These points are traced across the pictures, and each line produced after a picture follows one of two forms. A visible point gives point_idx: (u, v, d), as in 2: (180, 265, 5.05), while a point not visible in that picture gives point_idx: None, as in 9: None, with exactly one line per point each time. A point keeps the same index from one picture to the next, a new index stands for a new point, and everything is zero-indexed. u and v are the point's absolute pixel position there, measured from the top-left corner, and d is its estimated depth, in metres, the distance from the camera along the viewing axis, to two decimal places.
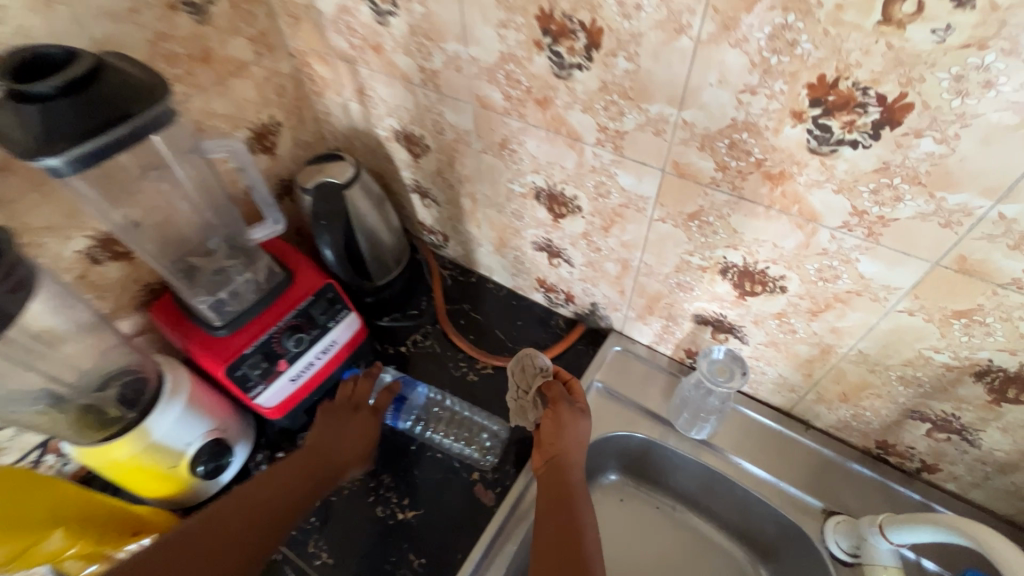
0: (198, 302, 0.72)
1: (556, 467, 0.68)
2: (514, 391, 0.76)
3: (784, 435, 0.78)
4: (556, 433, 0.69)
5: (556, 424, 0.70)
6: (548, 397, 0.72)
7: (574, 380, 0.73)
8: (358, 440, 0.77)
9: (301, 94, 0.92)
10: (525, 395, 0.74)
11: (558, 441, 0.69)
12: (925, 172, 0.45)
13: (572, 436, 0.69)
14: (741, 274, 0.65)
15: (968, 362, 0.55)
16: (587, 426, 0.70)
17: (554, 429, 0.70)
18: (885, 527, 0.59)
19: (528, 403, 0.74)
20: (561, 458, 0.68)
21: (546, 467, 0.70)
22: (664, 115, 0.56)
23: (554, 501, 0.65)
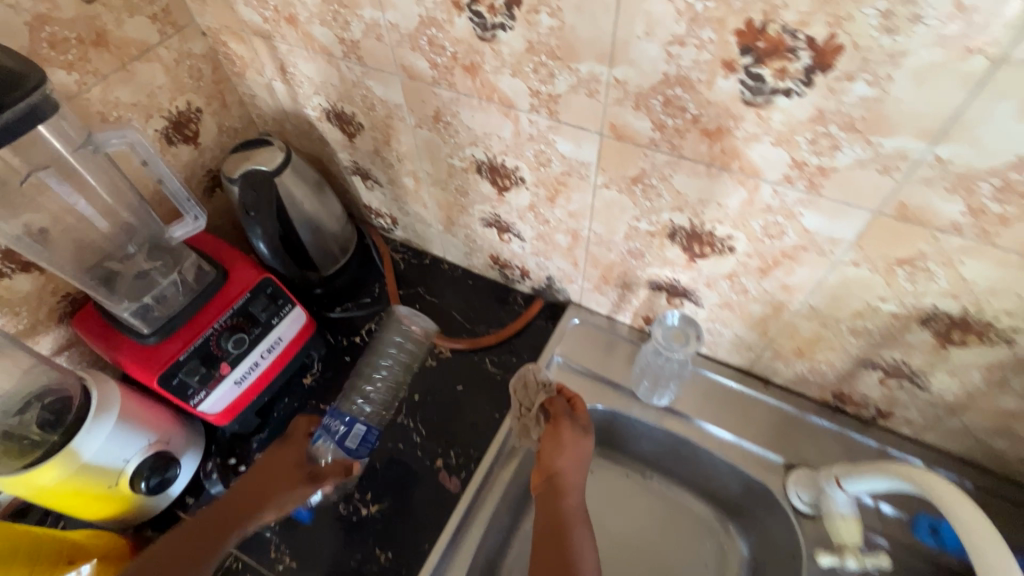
0: (122, 310, 0.67)
1: (553, 491, 0.65)
2: (517, 409, 0.74)
3: (744, 393, 0.79)
4: (554, 455, 0.66)
5: (555, 442, 0.67)
6: (551, 413, 0.70)
7: (576, 396, 0.71)
8: (291, 471, 0.70)
9: (220, 77, 0.85)
10: (528, 413, 0.72)
11: (557, 458, 0.66)
12: (860, 118, 0.43)
13: (574, 458, 0.66)
14: (689, 236, 0.63)
15: (914, 309, 0.55)
16: (588, 447, 0.67)
17: (553, 452, 0.66)
18: (841, 478, 0.59)
19: (530, 420, 0.71)
20: (560, 484, 0.65)
21: (543, 490, 0.66)
22: (595, 75, 0.52)
23: (548, 531, 0.62)
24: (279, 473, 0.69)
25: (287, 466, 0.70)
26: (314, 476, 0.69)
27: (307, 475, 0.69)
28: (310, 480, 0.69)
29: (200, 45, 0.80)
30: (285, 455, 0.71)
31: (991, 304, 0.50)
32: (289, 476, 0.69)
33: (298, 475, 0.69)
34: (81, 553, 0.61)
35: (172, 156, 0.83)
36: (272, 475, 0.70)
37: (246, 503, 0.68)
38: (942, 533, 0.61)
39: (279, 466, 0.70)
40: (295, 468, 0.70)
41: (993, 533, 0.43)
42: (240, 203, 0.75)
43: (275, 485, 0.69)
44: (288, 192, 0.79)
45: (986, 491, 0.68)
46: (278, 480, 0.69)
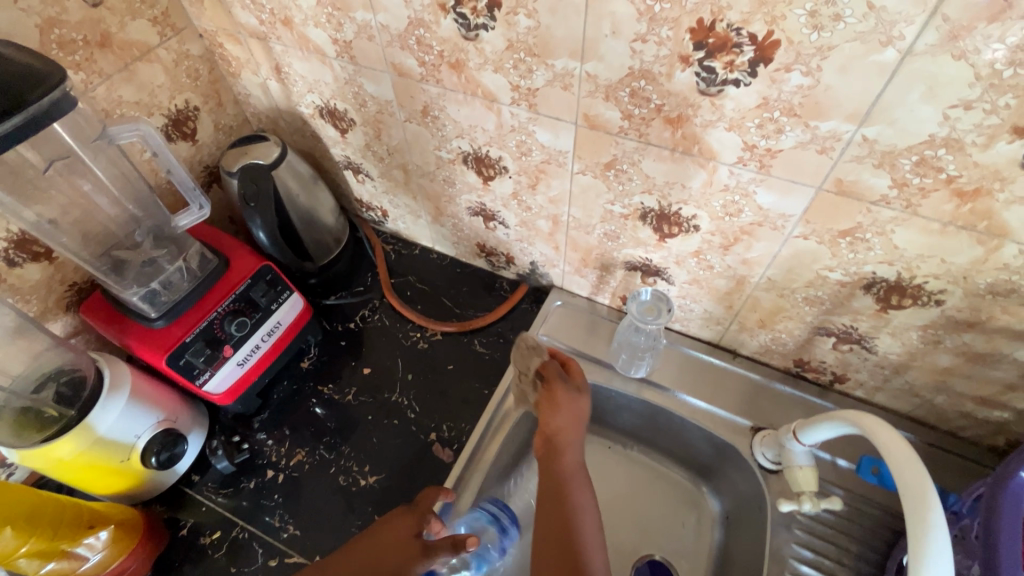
0: (130, 295, 0.71)
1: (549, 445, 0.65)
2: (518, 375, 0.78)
3: (715, 365, 0.85)
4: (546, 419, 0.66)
5: (550, 402, 0.67)
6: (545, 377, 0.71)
7: (570, 361, 0.72)
8: (408, 544, 0.59)
9: (216, 77, 0.89)
10: (526, 376, 0.76)
11: (553, 418, 0.66)
12: (798, 104, 0.50)
13: (570, 414, 0.66)
14: (658, 217, 0.69)
15: (857, 277, 0.62)
16: (582, 403, 0.67)
17: (549, 414, 0.67)
18: (798, 431, 0.66)
19: (528, 384, 0.75)
20: (555, 438, 0.65)
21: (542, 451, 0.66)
22: (569, 70, 0.58)
23: (548, 485, 0.62)
24: (397, 548, 0.60)
25: (401, 540, 0.60)
26: (427, 548, 0.58)
27: (423, 544, 0.59)
28: (423, 552, 0.58)
29: (197, 46, 0.84)
30: (399, 526, 0.62)
31: (920, 269, 0.57)
32: (404, 549, 0.59)
33: (415, 547, 0.59)
34: (101, 519, 0.65)
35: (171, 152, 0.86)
36: (388, 556, 0.59)
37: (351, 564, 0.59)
38: (882, 472, 0.69)
39: (394, 536, 0.61)
40: (408, 542, 0.60)
41: (913, 456, 0.49)
42: (239, 194, 0.79)
43: (388, 562, 0.58)
44: (284, 185, 0.84)
45: (930, 444, 0.75)
46: (389, 556, 0.59)
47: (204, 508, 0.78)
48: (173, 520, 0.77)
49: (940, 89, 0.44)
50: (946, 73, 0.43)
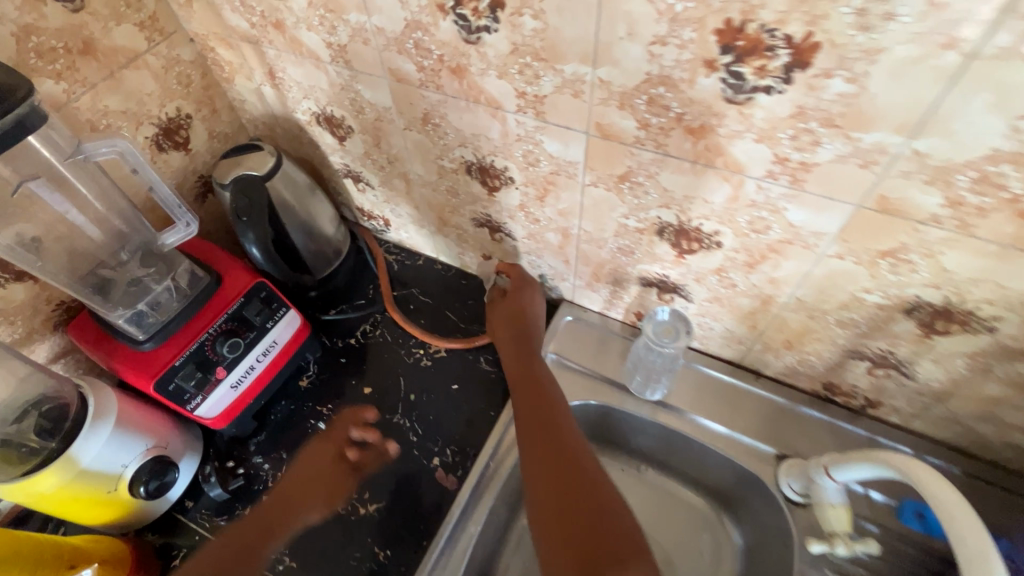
0: (116, 317, 0.68)
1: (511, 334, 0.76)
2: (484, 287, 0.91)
3: (736, 386, 0.80)
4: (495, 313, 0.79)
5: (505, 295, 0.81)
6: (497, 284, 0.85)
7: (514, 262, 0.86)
8: (335, 467, 0.75)
9: (209, 83, 0.85)
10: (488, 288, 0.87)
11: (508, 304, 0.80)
12: (840, 114, 0.44)
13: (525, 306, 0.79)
14: (677, 233, 0.64)
15: (898, 300, 0.56)
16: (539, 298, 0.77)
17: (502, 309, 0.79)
18: (830, 467, 0.60)
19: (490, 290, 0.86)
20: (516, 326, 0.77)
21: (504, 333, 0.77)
22: (579, 75, 0.53)
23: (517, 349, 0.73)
24: (327, 472, 0.74)
25: (328, 460, 0.75)
26: (357, 466, 0.76)
27: (351, 464, 0.76)
28: (354, 469, 0.76)
29: (188, 51, 0.80)
30: (323, 451, 0.76)
31: (972, 294, 0.51)
32: (333, 470, 0.75)
33: (344, 469, 0.75)
34: (82, 559, 0.62)
35: (163, 162, 0.83)
36: (323, 479, 0.74)
37: (286, 498, 0.72)
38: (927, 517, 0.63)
39: (321, 465, 0.75)
40: (336, 465, 0.75)
41: (970, 511, 0.45)
42: (231, 208, 0.75)
43: (322, 486, 0.73)
44: (280, 197, 0.80)
45: (973, 477, 0.69)
46: (321, 478, 0.74)
47: (198, 536, 0.74)
48: (165, 549, 0.74)
49: (1010, 98, 0.38)
50: (1018, 81, 0.37)
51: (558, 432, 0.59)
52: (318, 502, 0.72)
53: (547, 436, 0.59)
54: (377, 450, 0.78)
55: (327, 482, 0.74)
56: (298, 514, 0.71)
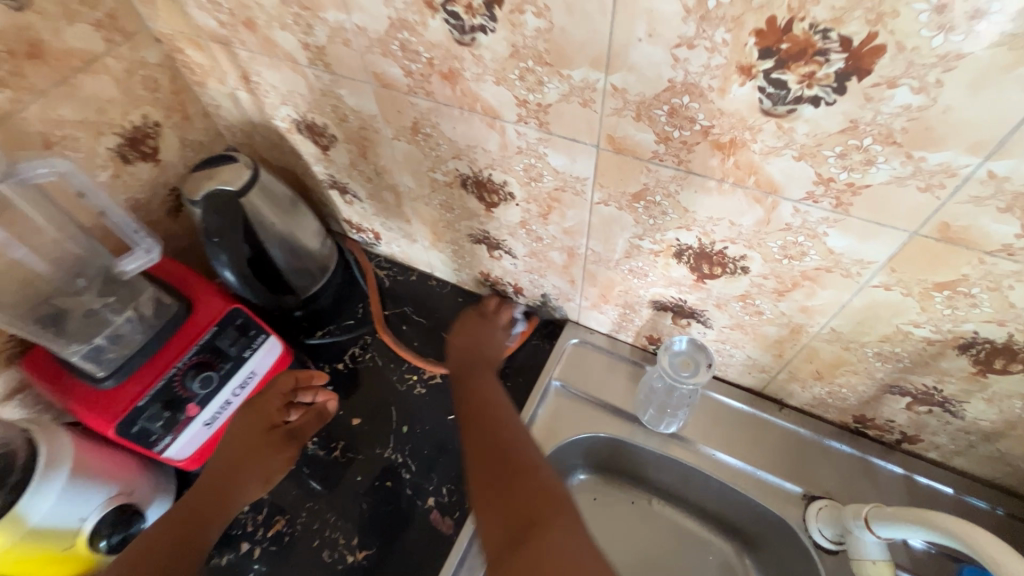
0: (70, 354, 0.60)
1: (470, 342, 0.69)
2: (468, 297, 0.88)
3: (757, 417, 0.73)
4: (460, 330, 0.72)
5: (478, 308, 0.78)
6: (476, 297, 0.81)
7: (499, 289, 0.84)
8: (272, 437, 0.67)
9: (179, 87, 0.78)
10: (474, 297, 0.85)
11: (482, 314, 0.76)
12: (901, 129, 0.37)
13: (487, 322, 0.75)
14: (697, 256, 0.57)
15: (951, 335, 0.49)
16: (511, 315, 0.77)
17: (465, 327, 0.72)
18: (871, 521, 0.54)
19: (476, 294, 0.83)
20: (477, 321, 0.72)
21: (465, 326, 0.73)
22: (590, 82, 0.46)
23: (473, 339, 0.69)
24: (264, 443, 0.66)
25: (261, 432, 0.66)
26: (294, 433, 0.69)
27: (288, 432, 0.68)
28: (291, 437, 0.69)
29: (154, 53, 0.73)
30: (256, 414, 0.67)
31: None
32: (269, 442, 0.66)
33: (280, 439, 0.67)
34: None
35: (130, 174, 0.76)
36: (259, 452, 0.65)
37: (223, 474, 0.62)
38: None
39: (255, 436, 0.65)
40: (270, 434, 0.67)
41: None
42: (202, 228, 0.68)
43: (257, 460, 0.65)
44: (257, 212, 0.73)
45: (1022, 520, 0.62)
46: (256, 450, 0.65)
47: None
48: None
49: None
50: None
51: (491, 403, 0.55)
52: (257, 476, 0.65)
53: (478, 409, 0.53)
54: (314, 411, 0.72)
55: (264, 451, 0.65)
56: (238, 492, 0.62)
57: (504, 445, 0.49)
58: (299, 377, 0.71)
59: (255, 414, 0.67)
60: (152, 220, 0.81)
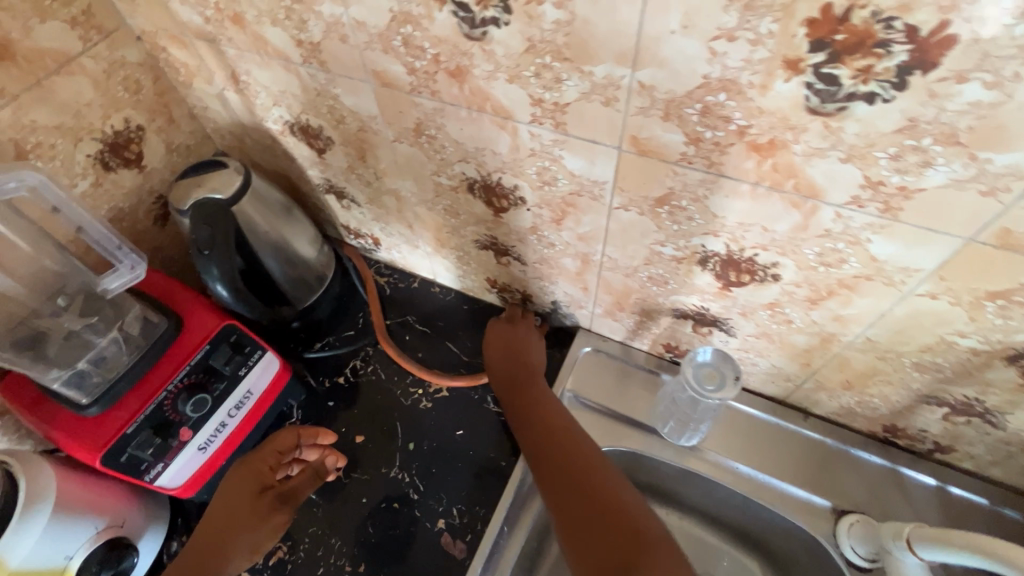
0: (50, 381, 0.56)
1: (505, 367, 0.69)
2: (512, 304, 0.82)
3: (780, 426, 0.70)
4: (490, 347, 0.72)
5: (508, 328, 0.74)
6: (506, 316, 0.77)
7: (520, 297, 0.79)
8: (260, 503, 0.62)
9: (163, 88, 0.73)
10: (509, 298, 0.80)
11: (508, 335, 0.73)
12: (966, 129, 0.34)
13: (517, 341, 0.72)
14: (724, 263, 0.53)
15: (1000, 346, 0.46)
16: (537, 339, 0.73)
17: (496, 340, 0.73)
18: (914, 542, 0.51)
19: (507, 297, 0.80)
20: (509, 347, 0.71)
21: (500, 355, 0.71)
22: (614, 79, 0.42)
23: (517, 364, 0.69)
24: (251, 510, 0.61)
25: (249, 497, 0.62)
26: (286, 496, 0.64)
27: (278, 495, 0.63)
28: (281, 501, 0.64)
29: (135, 52, 0.68)
30: (248, 477, 0.63)
31: None
32: (258, 507, 0.62)
33: (270, 505, 0.62)
34: None
35: (113, 182, 0.71)
36: (246, 519, 0.60)
37: (210, 544, 0.59)
38: None
39: (242, 502, 0.61)
40: (259, 498, 0.62)
41: None
42: (191, 239, 0.63)
43: (241, 531, 0.60)
44: (249, 222, 0.68)
45: None
46: (240, 519, 0.60)
47: None
48: None
49: None
50: None
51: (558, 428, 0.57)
52: (243, 548, 0.60)
53: (550, 436, 0.56)
54: (309, 471, 0.67)
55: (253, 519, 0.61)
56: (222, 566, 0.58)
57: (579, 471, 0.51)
58: (302, 434, 0.68)
59: (245, 477, 0.63)
60: (137, 230, 0.77)
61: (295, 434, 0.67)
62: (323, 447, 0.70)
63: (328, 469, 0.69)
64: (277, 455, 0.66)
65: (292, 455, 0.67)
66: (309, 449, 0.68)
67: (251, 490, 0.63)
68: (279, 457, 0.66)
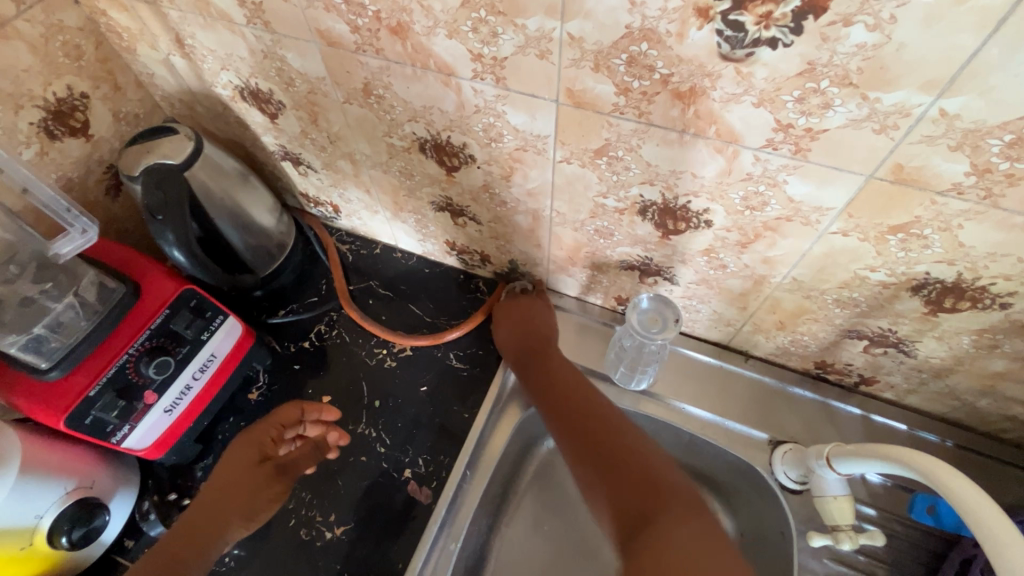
0: (7, 346, 0.57)
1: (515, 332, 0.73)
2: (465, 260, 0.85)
3: (724, 368, 0.75)
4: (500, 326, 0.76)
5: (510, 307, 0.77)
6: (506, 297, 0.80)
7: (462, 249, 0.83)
8: (259, 472, 0.65)
9: (106, 54, 0.71)
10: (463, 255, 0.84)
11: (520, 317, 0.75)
12: (857, 70, 0.37)
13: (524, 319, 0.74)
14: (662, 212, 0.57)
15: (905, 278, 0.51)
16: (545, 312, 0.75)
17: (505, 317, 0.76)
18: (832, 458, 0.56)
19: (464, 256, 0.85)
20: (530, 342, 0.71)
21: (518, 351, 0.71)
22: (546, 32, 0.44)
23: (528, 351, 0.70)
24: (250, 479, 0.64)
25: (249, 464, 0.65)
26: (284, 468, 0.67)
27: (277, 467, 0.67)
28: (280, 472, 0.67)
29: (73, 16, 0.67)
30: (250, 447, 0.67)
31: (988, 269, 0.47)
32: (258, 477, 0.65)
33: (269, 474, 0.66)
34: None
35: (59, 152, 0.70)
36: (246, 488, 0.64)
37: (207, 512, 0.61)
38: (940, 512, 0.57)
39: (245, 467, 0.65)
40: (259, 467, 0.66)
41: None
42: (144, 205, 0.63)
43: (241, 497, 0.63)
44: (203, 188, 0.68)
45: (968, 449, 0.66)
46: (241, 487, 0.64)
47: None
48: None
49: None
50: None
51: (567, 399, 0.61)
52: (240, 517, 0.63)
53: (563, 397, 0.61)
54: (309, 446, 0.69)
55: (251, 492, 0.64)
56: (220, 533, 0.61)
57: (595, 428, 0.56)
58: (306, 410, 0.70)
59: (246, 447, 0.67)
60: (88, 201, 0.76)
61: (299, 409, 0.70)
62: (327, 423, 0.71)
63: (330, 445, 0.70)
64: (277, 428, 0.69)
65: (294, 430, 0.70)
66: (312, 425, 0.70)
67: (251, 459, 0.66)
68: (281, 430, 0.69)
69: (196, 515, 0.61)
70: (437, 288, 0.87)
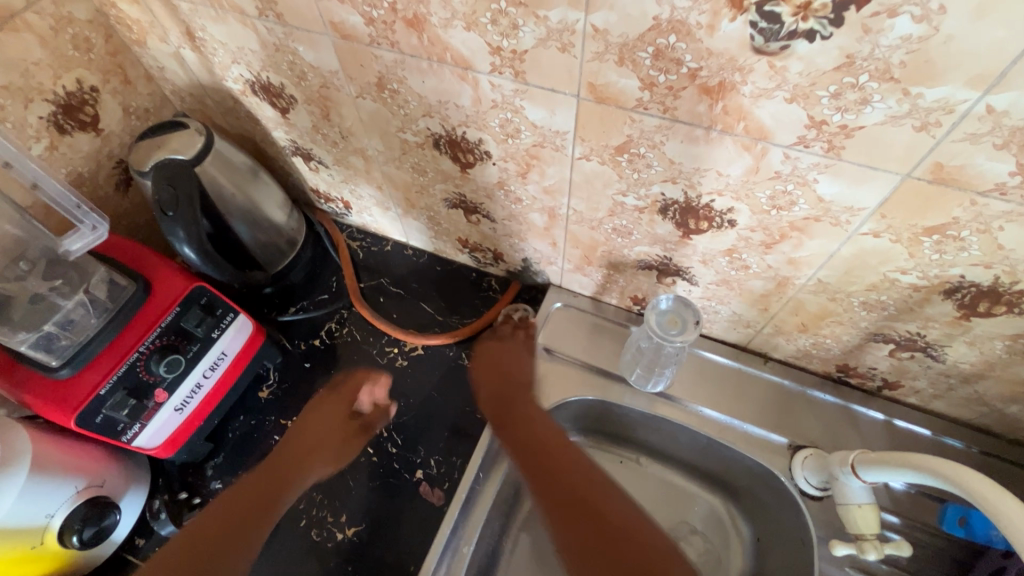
0: (19, 344, 0.56)
1: (494, 372, 0.73)
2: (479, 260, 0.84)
3: (742, 371, 0.73)
4: (485, 363, 0.74)
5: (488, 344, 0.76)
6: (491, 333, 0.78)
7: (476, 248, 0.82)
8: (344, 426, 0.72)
9: (116, 47, 0.70)
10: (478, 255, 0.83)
11: (495, 354, 0.74)
12: (899, 64, 0.35)
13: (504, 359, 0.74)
14: (683, 211, 0.55)
15: (938, 281, 0.49)
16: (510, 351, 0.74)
17: (489, 352, 0.75)
18: (857, 466, 0.55)
19: (478, 256, 0.83)
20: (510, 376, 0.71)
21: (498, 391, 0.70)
22: (568, 24, 0.42)
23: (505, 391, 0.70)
24: (336, 430, 0.71)
25: (334, 419, 0.72)
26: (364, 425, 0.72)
27: (360, 424, 0.72)
28: (363, 430, 0.72)
29: (83, 8, 0.65)
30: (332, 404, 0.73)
31: None
32: (342, 430, 0.71)
33: (350, 430, 0.72)
34: None
35: (69, 147, 0.69)
36: (331, 439, 0.71)
37: (293, 457, 0.68)
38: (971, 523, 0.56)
39: (329, 422, 0.72)
40: (343, 423, 0.72)
41: None
42: (155, 201, 0.62)
43: (326, 447, 0.70)
44: (214, 183, 0.67)
45: (995, 456, 0.64)
46: (328, 438, 0.71)
47: None
48: None
49: None
50: None
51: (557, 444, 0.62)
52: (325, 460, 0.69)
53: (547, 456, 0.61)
54: (361, 423, 0.73)
55: (334, 443, 0.70)
56: (308, 471, 0.68)
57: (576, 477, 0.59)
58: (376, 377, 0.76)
59: (328, 404, 0.74)
60: (98, 196, 0.75)
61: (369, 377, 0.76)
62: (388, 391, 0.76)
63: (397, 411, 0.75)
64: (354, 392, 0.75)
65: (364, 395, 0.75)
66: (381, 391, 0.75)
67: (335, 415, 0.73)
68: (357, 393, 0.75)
69: (273, 465, 0.67)
70: (449, 287, 0.86)
